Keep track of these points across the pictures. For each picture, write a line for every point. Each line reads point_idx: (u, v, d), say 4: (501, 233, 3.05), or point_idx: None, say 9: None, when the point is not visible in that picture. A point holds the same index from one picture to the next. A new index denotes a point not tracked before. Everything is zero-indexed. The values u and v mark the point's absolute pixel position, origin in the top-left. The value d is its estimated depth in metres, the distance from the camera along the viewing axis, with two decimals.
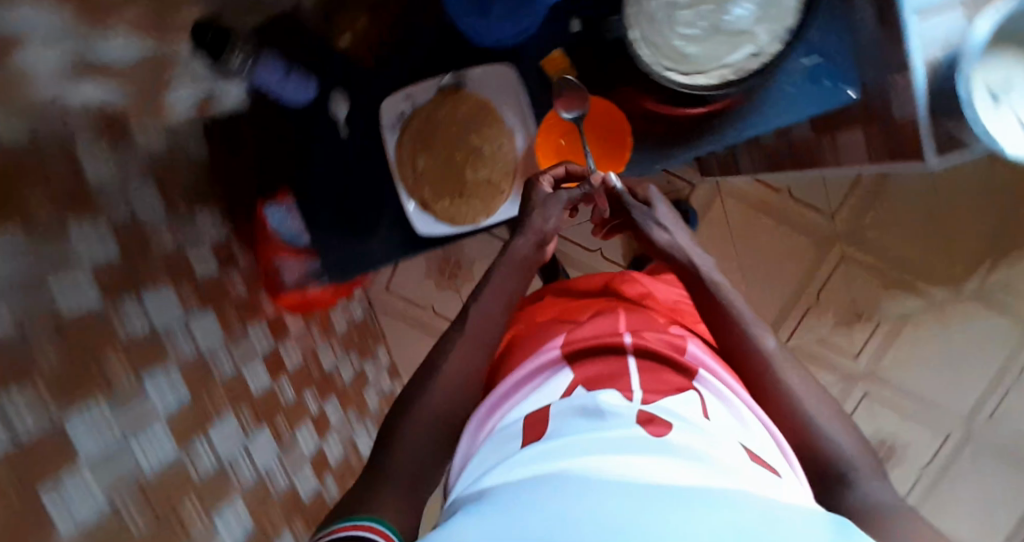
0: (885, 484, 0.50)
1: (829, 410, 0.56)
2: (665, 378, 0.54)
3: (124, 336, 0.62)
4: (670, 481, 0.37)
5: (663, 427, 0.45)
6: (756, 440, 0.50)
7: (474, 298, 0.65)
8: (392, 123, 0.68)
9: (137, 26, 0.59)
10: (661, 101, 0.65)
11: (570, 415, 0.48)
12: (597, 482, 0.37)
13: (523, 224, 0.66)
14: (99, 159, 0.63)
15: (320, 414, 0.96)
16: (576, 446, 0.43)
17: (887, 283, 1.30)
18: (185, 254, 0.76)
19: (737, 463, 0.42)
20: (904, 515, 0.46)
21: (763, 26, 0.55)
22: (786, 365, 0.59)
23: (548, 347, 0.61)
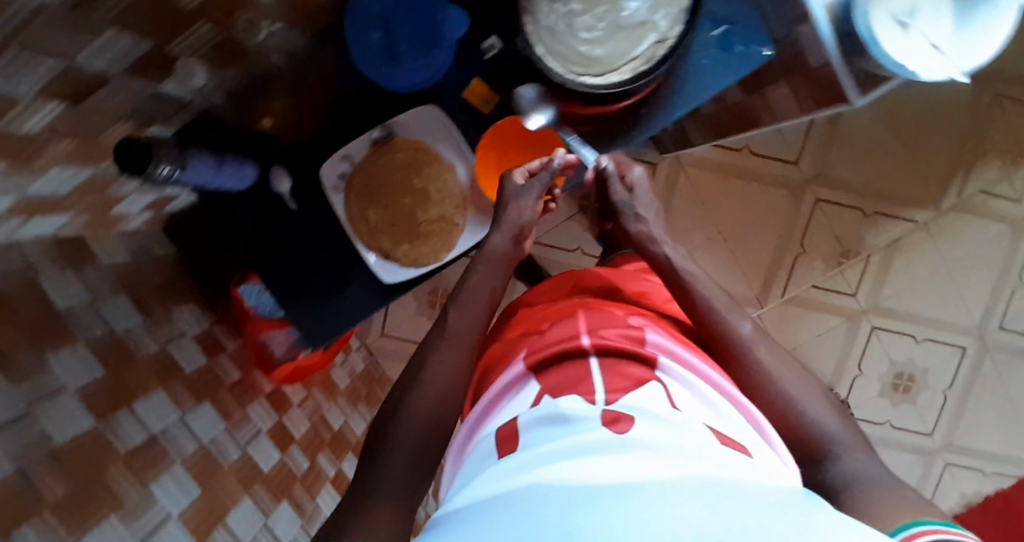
0: (872, 459, 0.51)
1: (807, 386, 0.56)
2: (623, 371, 0.53)
3: (124, 449, 0.63)
4: (629, 477, 0.36)
5: (628, 424, 0.44)
6: (719, 421, 0.50)
7: (451, 304, 0.64)
8: (336, 184, 0.70)
9: (73, 157, 0.55)
10: (585, 105, 0.63)
11: (537, 426, 0.48)
12: (557, 488, 0.36)
13: (498, 219, 0.66)
14: (62, 286, 0.64)
15: (337, 474, 0.97)
16: (539, 452, 0.42)
17: (871, 213, 1.29)
18: (171, 353, 0.77)
19: (702, 447, 0.41)
20: (887, 488, 0.47)
21: (659, 13, 0.57)
22: (765, 346, 0.59)
23: (516, 363, 0.60)
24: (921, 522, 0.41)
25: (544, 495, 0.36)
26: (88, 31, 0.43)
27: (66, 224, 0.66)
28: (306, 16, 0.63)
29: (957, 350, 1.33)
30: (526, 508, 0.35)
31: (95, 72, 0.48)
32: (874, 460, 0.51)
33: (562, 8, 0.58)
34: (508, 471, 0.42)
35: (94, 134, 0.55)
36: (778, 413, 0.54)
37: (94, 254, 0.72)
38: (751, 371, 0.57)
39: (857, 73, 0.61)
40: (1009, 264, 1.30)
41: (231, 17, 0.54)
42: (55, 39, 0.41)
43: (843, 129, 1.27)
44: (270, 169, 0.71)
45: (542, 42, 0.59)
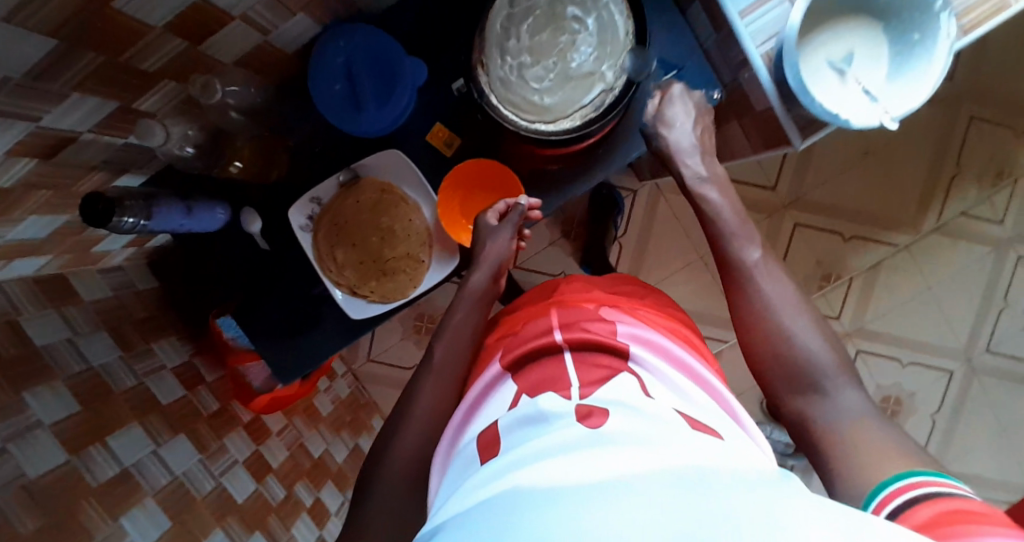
0: (856, 391, 0.52)
1: (801, 315, 0.57)
2: (599, 363, 0.50)
3: (95, 482, 0.63)
4: (617, 471, 0.32)
5: (602, 418, 0.40)
6: (695, 408, 0.47)
7: (437, 339, 0.65)
8: (303, 224, 0.71)
9: (48, 206, 0.57)
10: (553, 146, 0.64)
11: (516, 428, 0.43)
12: (539, 491, 0.31)
13: (477, 259, 0.68)
14: (44, 325, 0.67)
15: (315, 504, 0.98)
16: (517, 454, 0.38)
17: (849, 238, 1.29)
18: (148, 385, 0.78)
19: (676, 435, 0.37)
20: (867, 426, 0.49)
21: (606, 65, 0.60)
22: (773, 275, 0.60)
23: (492, 365, 0.57)
24: (914, 473, 0.42)
25: (504, 498, 0.32)
26: (52, 95, 0.45)
27: (47, 264, 0.68)
28: (276, 64, 0.65)
29: (945, 373, 1.32)
30: (493, 512, 0.32)
31: (65, 128, 0.50)
32: (863, 394, 0.52)
33: (513, 61, 0.61)
34: (475, 481, 0.38)
35: (68, 183, 0.57)
36: (774, 349, 0.56)
37: (76, 291, 0.74)
38: (756, 309, 0.58)
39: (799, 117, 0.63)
40: (996, 285, 1.29)
41: (198, 70, 0.57)
42: (20, 103, 0.43)
43: (820, 153, 1.27)
44: (241, 212, 0.73)
45: (495, 92, 0.62)
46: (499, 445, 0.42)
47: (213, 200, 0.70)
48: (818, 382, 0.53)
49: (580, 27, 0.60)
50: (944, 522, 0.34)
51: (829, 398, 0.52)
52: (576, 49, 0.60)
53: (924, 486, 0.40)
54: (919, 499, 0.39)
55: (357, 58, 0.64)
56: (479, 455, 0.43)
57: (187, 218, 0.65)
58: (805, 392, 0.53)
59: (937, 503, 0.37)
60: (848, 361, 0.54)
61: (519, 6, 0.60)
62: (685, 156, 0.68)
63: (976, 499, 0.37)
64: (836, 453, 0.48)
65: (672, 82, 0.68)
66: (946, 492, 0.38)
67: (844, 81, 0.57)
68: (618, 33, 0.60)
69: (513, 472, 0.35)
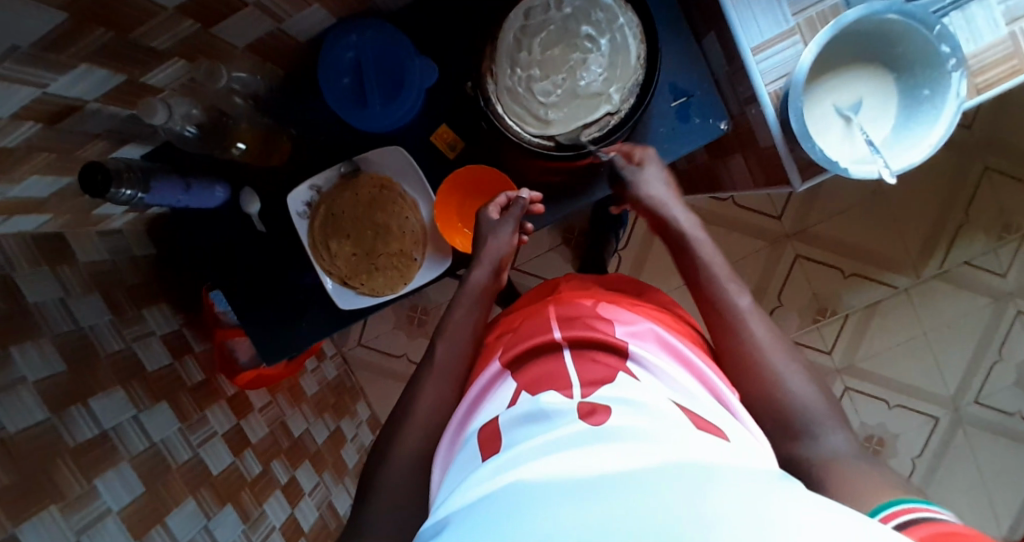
0: (844, 436, 0.51)
1: (788, 355, 0.56)
2: (598, 360, 0.51)
3: (74, 442, 0.63)
4: (617, 470, 0.32)
5: (605, 415, 0.41)
6: (695, 402, 0.47)
7: (438, 338, 0.65)
8: (300, 210, 0.72)
9: (48, 168, 0.58)
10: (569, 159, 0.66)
11: (516, 425, 0.44)
12: (539, 490, 0.32)
13: (478, 255, 0.69)
14: (38, 283, 0.67)
15: (291, 482, 0.97)
16: (516, 452, 0.39)
17: (848, 274, 1.28)
18: (135, 350, 0.79)
19: (679, 431, 0.38)
20: (858, 470, 0.47)
21: (614, 87, 0.63)
22: (759, 318, 0.59)
23: (493, 362, 0.58)
24: (899, 503, 0.38)
25: (507, 492, 0.33)
26: (60, 66, 0.46)
27: (47, 223, 0.69)
28: (288, 51, 0.66)
29: (931, 418, 1.30)
30: (494, 508, 0.32)
31: (72, 97, 0.51)
32: (848, 437, 0.51)
33: (523, 72, 0.63)
34: (476, 476, 0.38)
35: (74, 147, 0.58)
36: (763, 390, 0.54)
37: (72, 251, 0.75)
38: (743, 350, 0.57)
39: (801, 159, 0.63)
40: (992, 337, 1.28)
41: (207, 53, 0.57)
42: (27, 70, 0.43)
43: (827, 189, 1.26)
44: (241, 191, 0.75)
45: (502, 102, 0.64)
46: (500, 440, 0.43)
47: (212, 179, 0.72)
48: (806, 422, 0.52)
49: (592, 46, 0.63)
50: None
51: (816, 439, 0.51)
52: (585, 68, 0.63)
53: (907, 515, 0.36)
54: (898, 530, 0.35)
55: (366, 54, 0.66)
56: (481, 451, 0.44)
57: (186, 194, 0.66)
58: (792, 432, 0.52)
59: (922, 528, 0.33)
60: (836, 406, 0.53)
61: (534, 20, 0.63)
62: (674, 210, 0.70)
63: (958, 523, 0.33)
64: (827, 481, 0.47)
65: (641, 146, 0.70)
66: (928, 517, 0.34)
67: (848, 126, 0.62)
68: (628, 57, 0.63)
69: (514, 468, 0.36)
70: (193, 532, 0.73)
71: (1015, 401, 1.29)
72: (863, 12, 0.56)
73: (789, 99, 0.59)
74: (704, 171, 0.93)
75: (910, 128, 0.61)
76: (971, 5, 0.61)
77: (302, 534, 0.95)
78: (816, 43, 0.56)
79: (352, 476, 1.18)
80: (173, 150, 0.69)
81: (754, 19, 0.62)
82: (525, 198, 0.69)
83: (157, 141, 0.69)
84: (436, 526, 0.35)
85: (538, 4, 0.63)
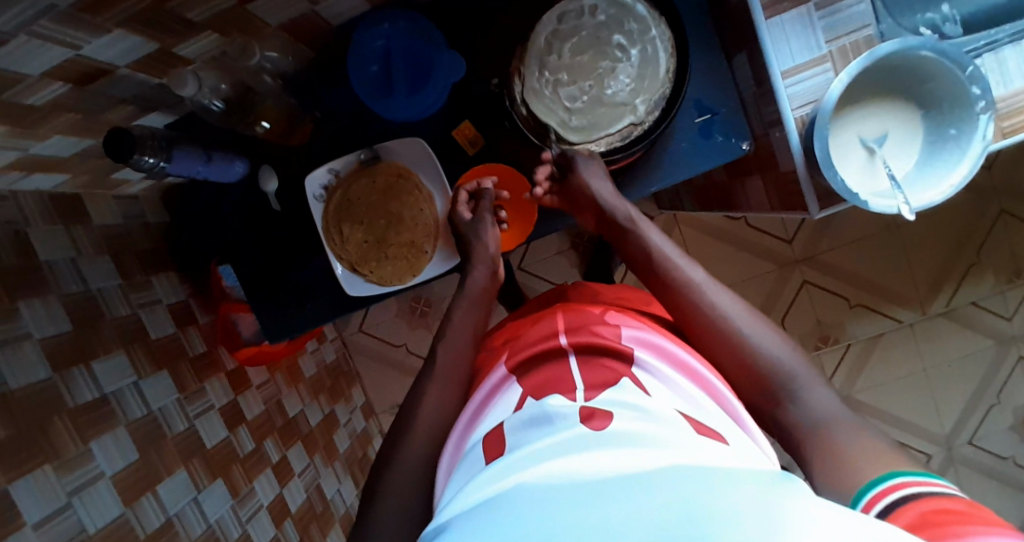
0: (828, 392, 0.50)
1: (752, 319, 0.56)
2: (603, 366, 0.51)
3: (72, 403, 0.63)
4: (616, 474, 0.33)
5: (606, 420, 0.41)
6: (698, 409, 0.47)
7: (442, 339, 0.65)
8: (316, 194, 0.72)
9: (74, 129, 0.58)
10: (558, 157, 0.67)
11: (523, 428, 0.44)
12: (542, 494, 0.32)
13: (471, 257, 0.69)
14: (50, 241, 0.68)
15: (282, 462, 0.97)
16: (520, 454, 0.39)
17: (853, 304, 1.28)
18: (140, 317, 0.79)
19: (684, 437, 0.38)
20: (841, 428, 0.47)
21: (639, 98, 0.64)
22: (718, 289, 0.58)
23: (499, 366, 0.58)
24: (900, 472, 0.40)
25: (512, 495, 0.33)
26: (95, 30, 0.46)
27: (65, 182, 0.70)
28: (319, 33, 0.66)
29: (923, 455, 1.29)
30: (497, 510, 0.32)
31: (103, 61, 0.51)
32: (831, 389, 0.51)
33: (550, 76, 0.64)
34: (480, 478, 0.38)
35: (99, 110, 0.59)
36: (740, 358, 0.54)
37: (87, 213, 0.75)
38: (710, 321, 0.57)
39: (820, 186, 0.63)
40: (993, 379, 1.28)
41: (239, 29, 0.57)
42: (63, 31, 0.44)
43: (840, 218, 1.25)
44: (260, 169, 0.75)
45: (527, 103, 0.65)
46: (506, 443, 0.43)
47: (233, 153, 0.72)
48: (788, 383, 0.51)
49: (622, 56, 0.63)
50: (936, 523, 0.32)
51: (801, 399, 0.50)
52: (613, 77, 0.63)
53: (912, 485, 0.37)
54: (902, 500, 0.37)
55: (396, 42, 0.66)
56: (486, 454, 0.44)
57: (207, 165, 0.67)
58: (775, 396, 0.51)
59: (931, 500, 0.35)
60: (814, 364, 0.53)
61: (567, 25, 0.63)
62: (615, 204, 0.65)
63: (962, 497, 0.35)
64: (823, 452, 0.46)
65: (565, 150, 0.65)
66: (932, 492, 0.36)
67: (870, 157, 0.62)
68: (658, 70, 0.63)
69: (519, 471, 0.36)
70: (183, 502, 0.74)
71: (1010, 445, 1.29)
72: (897, 47, 0.56)
73: (817, 125, 0.59)
74: (720, 188, 0.93)
75: (931, 166, 0.61)
76: (1005, 48, 0.61)
77: (289, 514, 0.95)
78: (846, 73, 0.56)
79: (343, 460, 1.18)
80: (198, 120, 0.70)
81: (786, 43, 0.62)
82: (490, 188, 0.70)
83: (184, 112, 0.70)
84: (440, 529, 0.35)
85: (572, 9, 0.63)
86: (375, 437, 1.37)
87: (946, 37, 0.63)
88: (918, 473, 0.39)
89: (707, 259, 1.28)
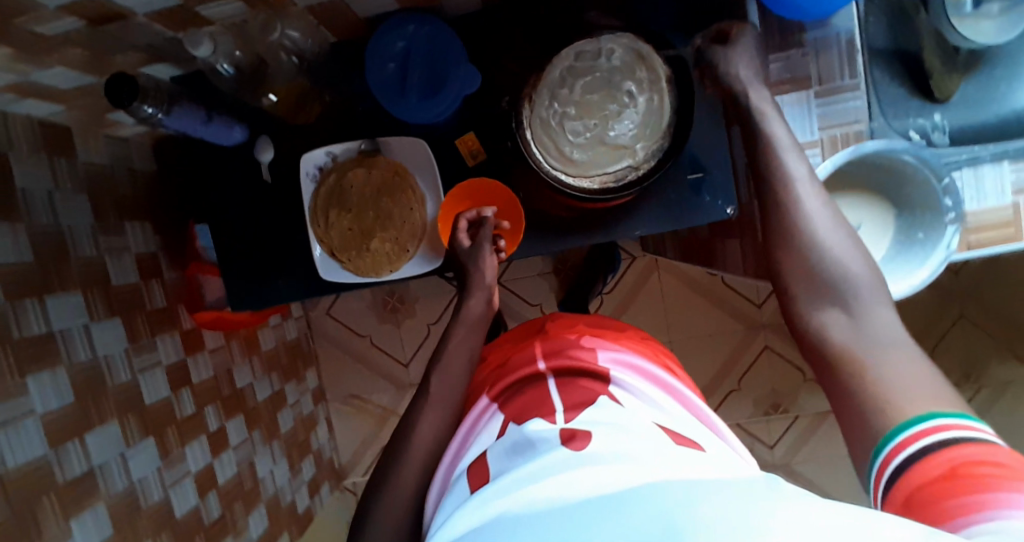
0: (890, 313, 0.51)
1: (834, 226, 0.56)
2: (584, 385, 0.54)
3: (18, 336, 0.61)
4: (605, 490, 0.34)
5: (585, 440, 0.42)
6: (671, 419, 0.51)
7: (433, 369, 0.66)
8: (311, 173, 0.73)
9: (78, 64, 0.57)
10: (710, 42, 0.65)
11: (507, 455, 0.46)
12: (533, 516, 0.34)
13: (470, 285, 0.70)
14: (30, 170, 0.67)
15: (219, 432, 0.95)
16: (504, 480, 0.41)
17: (808, 378, 1.31)
18: (105, 261, 0.77)
19: (660, 448, 0.40)
20: (893, 348, 0.48)
21: (639, 144, 0.67)
22: (813, 196, 0.56)
23: (482, 397, 0.61)
24: (936, 414, 0.41)
25: (499, 523, 0.35)
26: None
27: (58, 113, 0.69)
28: (343, 22, 0.67)
29: None
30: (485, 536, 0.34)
31: (124, 6, 0.51)
32: (895, 312, 0.51)
33: (559, 108, 0.66)
34: (466, 508, 0.40)
35: (108, 51, 0.58)
36: (805, 265, 0.55)
37: (75, 147, 0.74)
38: (789, 221, 0.57)
39: None
40: None
41: None
42: None
43: None
44: (256, 139, 0.75)
45: (533, 129, 0.67)
46: (490, 470, 0.46)
47: (233, 118, 0.72)
48: (848, 300, 0.52)
49: (629, 101, 0.66)
50: (971, 473, 0.34)
51: (857, 317, 0.51)
52: (618, 120, 0.66)
53: (950, 428, 0.39)
54: (932, 447, 0.38)
55: (417, 49, 0.68)
56: (470, 483, 0.46)
57: (203, 126, 0.68)
58: (831, 302, 0.53)
59: (968, 445, 0.37)
60: (883, 284, 0.53)
61: (582, 63, 0.66)
62: (769, 119, 0.61)
63: (998, 444, 0.37)
64: (852, 373, 0.48)
65: (743, 26, 0.64)
66: (962, 437, 0.38)
67: None
68: (660, 120, 0.66)
69: (503, 497, 0.38)
70: (109, 456, 0.71)
71: None
72: (882, 147, 0.62)
73: None
74: (701, 245, 0.96)
75: (898, 263, 0.67)
76: (983, 166, 0.65)
77: (215, 486, 0.92)
78: (831, 161, 0.62)
79: (282, 441, 1.16)
80: (208, 86, 0.71)
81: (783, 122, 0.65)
82: (489, 217, 0.71)
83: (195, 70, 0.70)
84: None
85: (589, 50, 0.66)
86: (321, 423, 1.36)
87: (933, 144, 0.69)
88: (961, 417, 0.40)
89: (678, 308, 1.31)
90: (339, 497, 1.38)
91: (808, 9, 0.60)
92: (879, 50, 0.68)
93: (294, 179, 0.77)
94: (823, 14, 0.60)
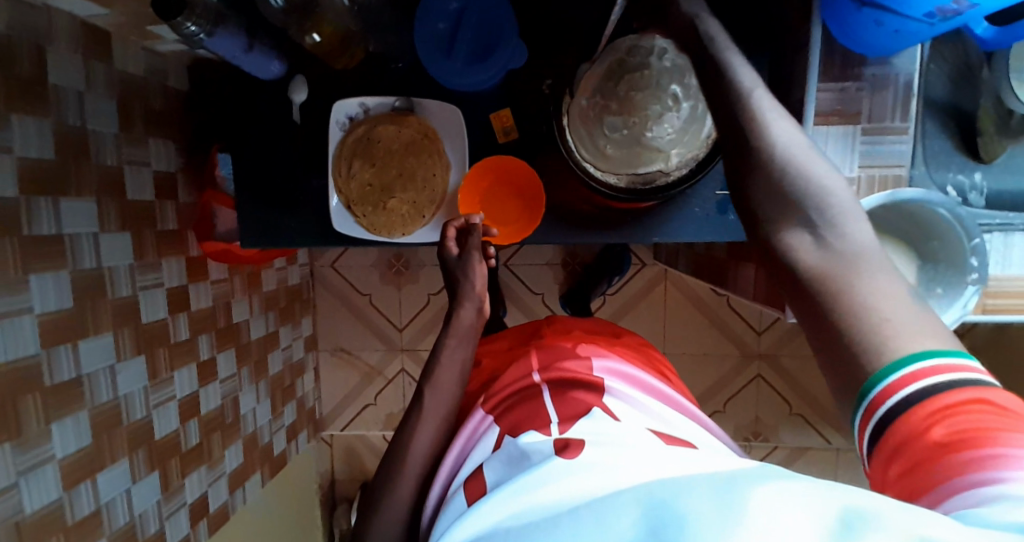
0: (863, 229, 0.39)
1: (805, 146, 0.44)
2: (575, 396, 0.54)
3: (27, 233, 0.61)
4: (606, 489, 0.36)
5: (578, 448, 0.44)
6: (665, 427, 0.51)
7: (426, 382, 0.64)
8: (341, 122, 0.72)
9: None
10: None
11: (503, 466, 0.48)
12: (537, 522, 0.36)
13: (461, 295, 0.68)
14: (64, 65, 0.66)
15: (209, 362, 0.96)
16: (507, 486, 0.42)
17: (794, 412, 1.31)
18: (124, 172, 0.77)
19: (653, 453, 0.41)
20: (870, 277, 0.37)
21: (675, 150, 0.66)
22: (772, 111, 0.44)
23: (478, 408, 0.61)
24: (928, 356, 0.32)
25: (504, 529, 0.37)
26: None
27: (101, 16, 0.68)
28: None
29: None
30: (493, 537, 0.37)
31: None
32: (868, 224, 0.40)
33: (601, 100, 0.66)
34: (468, 515, 0.42)
35: None
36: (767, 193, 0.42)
37: (111, 51, 0.74)
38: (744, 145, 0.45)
39: None
40: None
41: None
42: None
43: None
44: (292, 77, 0.74)
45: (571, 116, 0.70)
46: (487, 483, 0.47)
47: (274, 51, 0.71)
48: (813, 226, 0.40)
49: (673, 104, 0.63)
50: (970, 441, 0.28)
51: (827, 246, 0.39)
52: (658, 122, 0.64)
53: (943, 372, 0.31)
54: (919, 398, 0.31)
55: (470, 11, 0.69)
56: (468, 494, 0.48)
57: (243, 54, 0.67)
58: (793, 227, 0.41)
59: (963, 393, 0.30)
60: (853, 195, 0.41)
61: (634, 58, 0.64)
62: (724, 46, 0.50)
63: (990, 388, 0.31)
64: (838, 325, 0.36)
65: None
66: (951, 381, 0.31)
67: None
68: (700, 129, 0.65)
69: (504, 502, 0.41)
70: (99, 366, 0.71)
71: None
72: (922, 196, 0.60)
73: None
74: (713, 263, 0.96)
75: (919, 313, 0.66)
76: (1015, 235, 0.65)
77: (197, 415, 0.93)
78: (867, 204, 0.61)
79: (268, 381, 1.17)
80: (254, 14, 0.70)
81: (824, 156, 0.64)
82: (478, 224, 0.69)
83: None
84: None
85: (645, 46, 0.63)
86: (308, 371, 1.37)
87: (969, 204, 0.69)
88: (955, 356, 0.33)
89: (678, 321, 1.31)
90: (314, 446, 1.40)
91: (867, 43, 0.59)
92: (935, 101, 0.67)
93: (322, 125, 0.76)
94: (884, 49, 0.59)
